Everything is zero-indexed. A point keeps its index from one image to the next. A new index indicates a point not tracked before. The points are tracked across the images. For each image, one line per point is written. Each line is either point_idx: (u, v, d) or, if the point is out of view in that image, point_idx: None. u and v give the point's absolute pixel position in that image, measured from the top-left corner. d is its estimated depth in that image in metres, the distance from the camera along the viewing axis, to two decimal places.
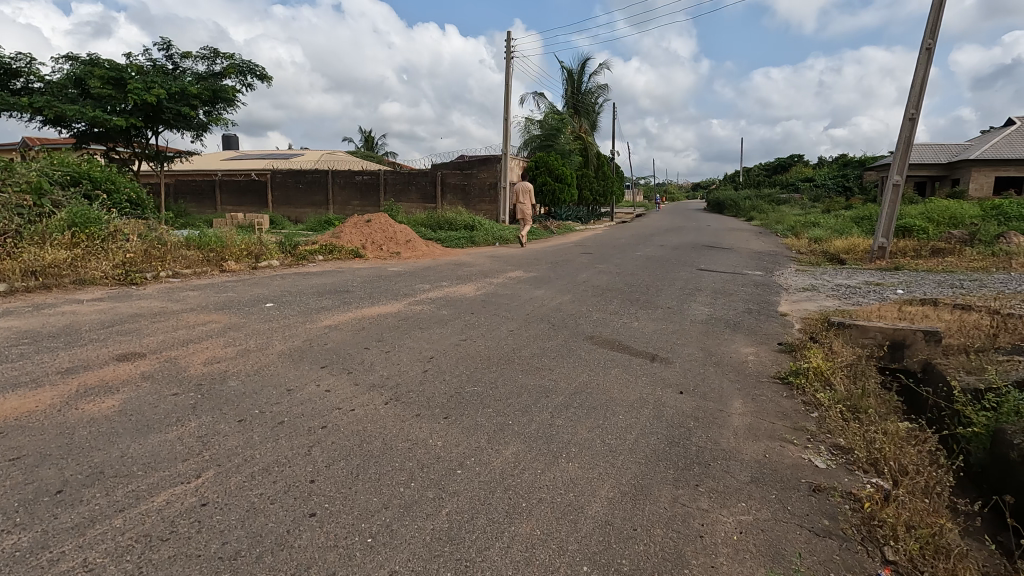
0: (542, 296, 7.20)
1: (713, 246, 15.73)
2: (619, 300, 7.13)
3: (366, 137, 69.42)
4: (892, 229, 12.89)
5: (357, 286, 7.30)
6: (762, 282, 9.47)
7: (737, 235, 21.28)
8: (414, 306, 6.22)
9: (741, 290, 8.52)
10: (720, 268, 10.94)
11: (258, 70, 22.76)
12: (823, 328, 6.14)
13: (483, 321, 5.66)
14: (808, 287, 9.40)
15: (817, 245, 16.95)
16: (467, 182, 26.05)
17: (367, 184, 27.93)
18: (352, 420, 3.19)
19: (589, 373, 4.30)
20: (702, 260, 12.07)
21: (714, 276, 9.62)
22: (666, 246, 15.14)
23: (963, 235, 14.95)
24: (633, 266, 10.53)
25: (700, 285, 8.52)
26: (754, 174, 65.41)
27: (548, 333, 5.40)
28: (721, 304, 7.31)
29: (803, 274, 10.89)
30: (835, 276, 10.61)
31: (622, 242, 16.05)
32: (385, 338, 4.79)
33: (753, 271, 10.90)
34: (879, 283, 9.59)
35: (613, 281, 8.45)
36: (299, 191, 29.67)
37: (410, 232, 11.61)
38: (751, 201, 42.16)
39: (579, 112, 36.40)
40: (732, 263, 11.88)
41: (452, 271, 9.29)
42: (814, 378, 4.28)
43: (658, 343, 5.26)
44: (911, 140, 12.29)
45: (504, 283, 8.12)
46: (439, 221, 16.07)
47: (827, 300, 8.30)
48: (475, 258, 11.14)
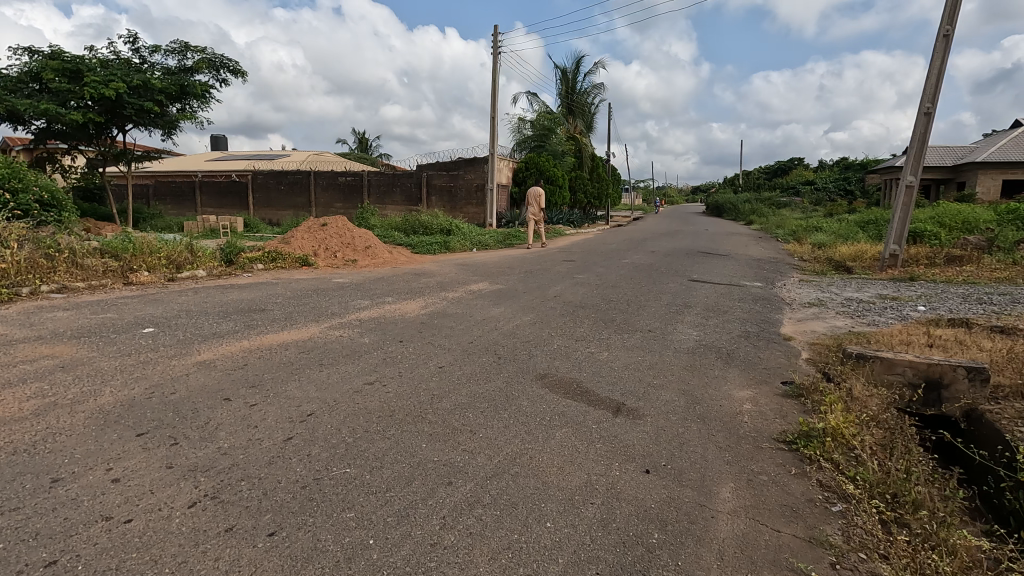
0: (500, 315, 6.06)
1: (709, 252, 14.58)
2: (591, 321, 6.00)
3: (360, 139, 68.39)
4: (905, 235, 11.74)
5: (281, 303, 6.16)
6: (762, 296, 8.32)
7: (736, 240, 20.18)
8: (335, 330, 5.09)
9: (739, 306, 7.38)
10: (715, 278, 9.81)
11: (231, 64, 21.57)
12: (837, 360, 4.98)
13: (410, 352, 4.52)
14: (815, 301, 8.27)
15: (821, 251, 15.81)
16: (454, 183, 24.93)
17: (351, 186, 26.85)
18: (113, 546, 2.02)
19: (523, 438, 3.14)
20: (695, 269, 10.95)
21: (707, 288, 8.50)
22: (658, 252, 13.99)
23: (980, 241, 13.84)
24: (617, 276, 9.39)
25: (689, 300, 7.38)
26: (754, 177, 64.33)
27: (489, 371, 4.25)
28: (713, 325, 6.18)
29: (808, 285, 9.75)
30: (843, 287, 9.49)
31: (611, 247, 14.91)
32: (263, 382, 3.64)
33: (752, 282, 9.75)
34: (895, 297, 8.48)
35: (590, 296, 7.32)
36: (280, 193, 28.55)
37: (370, 237, 10.47)
38: (751, 204, 41.04)
39: (574, 112, 35.30)
40: (729, 272, 10.75)
41: (408, 281, 8.15)
42: (833, 445, 3.11)
43: (628, 384, 4.12)
44: (926, 138, 11.18)
45: (462, 297, 6.99)
46: (414, 225, 14.91)
47: (837, 318, 7.19)
48: (441, 267, 9.99)
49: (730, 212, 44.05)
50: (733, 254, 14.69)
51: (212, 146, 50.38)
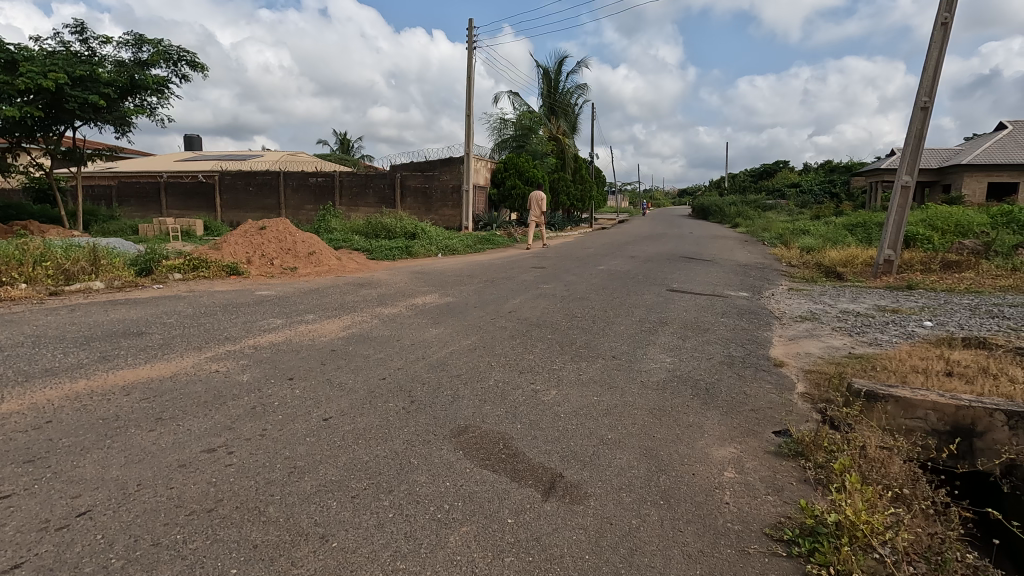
0: (438, 337, 5.05)
1: (693, 257, 13.68)
2: (545, 345, 5.00)
3: (340, 140, 66.88)
4: (900, 240, 10.91)
5: (171, 324, 5.09)
6: (748, 309, 7.39)
7: (721, 244, 19.35)
8: (216, 362, 4.04)
9: (721, 322, 6.43)
10: (696, 287, 8.89)
11: (189, 57, 20.20)
12: (841, 396, 4.03)
13: (297, 395, 3.48)
14: (807, 315, 7.34)
15: (809, 255, 15.00)
16: (429, 185, 23.87)
17: (323, 187, 25.70)
18: None
19: (399, 548, 2.11)
20: (676, 276, 10.04)
21: (688, 300, 7.55)
22: (638, 258, 13.04)
23: (977, 245, 13.07)
24: (588, 285, 8.43)
25: (665, 316, 6.44)
26: (739, 180, 64.01)
27: (394, 422, 3.22)
28: (691, 348, 5.21)
29: (798, 295, 8.87)
30: (837, 297, 8.60)
31: (590, 252, 13.96)
32: (50, 454, 2.56)
33: (737, 292, 8.83)
34: (895, 310, 7.59)
35: (551, 312, 6.34)
36: (249, 194, 27.30)
37: (315, 242, 9.39)
38: (737, 206, 40.51)
39: (557, 112, 34.37)
40: (712, 280, 9.86)
41: (345, 293, 7.09)
42: (854, 555, 2.13)
43: (572, 440, 3.12)
44: (924, 136, 10.38)
45: (401, 313, 5.98)
46: (376, 228, 13.84)
47: (834, 336, 6.26)
48: (393, 275, 8.94)
49: (715, 215, 43.41)
50: (718, 259, 13.81)
51: (186, 146, 48.78)
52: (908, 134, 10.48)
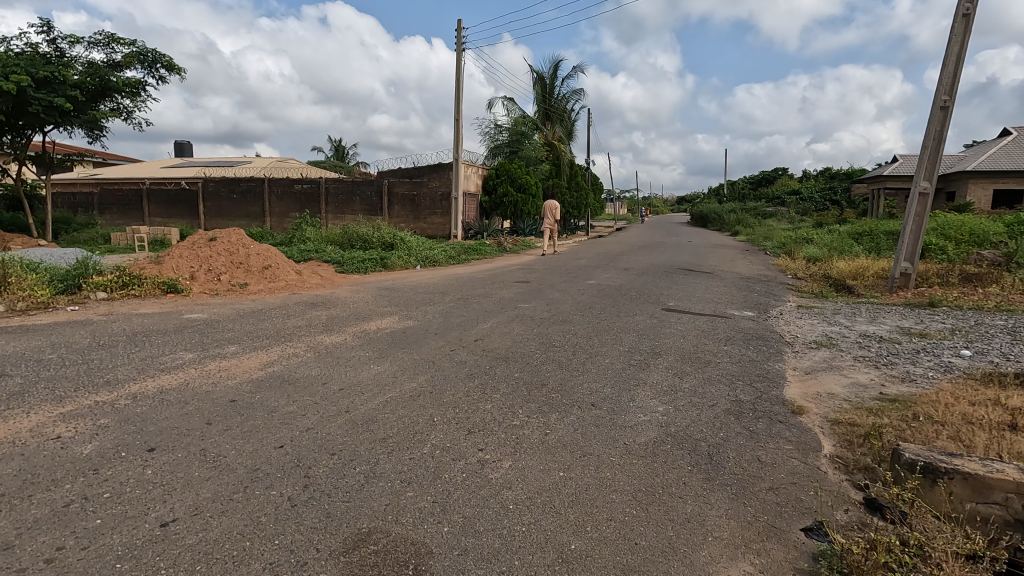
0: (377, 378, 4.09)
1: (692, 269, 12.75)
2: (509, 389, 4.05)
3: (335, 147, 66.13)
4: (918, 252, 9.99)
5: (51, 361, 4.15)
6: (754, 333, 6.47)
7: (720, 254, 18.45)
8: (68, 421, 3.08)
9: (726, 352, 5.49)
10: (696, 305, 7.96)
11: (165, 59, 19.25)
12: (887, 467, 3.07)
13: (143, 479, 2.52)
14: (823, 340, 6.41)
15: (815, 266, 14.10)
16: (417, 191, 22.99)
17: (309, 194, 24.83)
18: None
19: None
20: (674, 292, 9.11)
21: (688, 324, 6.60)
22: (633, 270, 12.12)
23: (996, 257, 12.18)
24: (575, 305, 7.49)
25: (660, 346, 5.48)
26: (738, 188, 63.31)
27: (267, 526, 2.26)
28: (690, 390, 4.26)
29: (809, 315, 7.94)
30: (853, 318, 7.67)
31: (581, 264, 13.03)
32: None
33: (741, 310, 7.92)
34: (921, 333, 6.66)
35: (526, 341, 5.39)
36: (233, 202, 26.40)
37: (271, 255, 8.48)
38: (736, 214, 39.70)
39: (552, 118, 33.55)
40: (714, 297, 8.93)
41: (290, 316, 6.15)
42: None
43: (517, 559, 2.16)
44: (943, 139, 9.49)
45: (345, 344, 5.03)
46: (352, 238, 12.93)
47: (857, 368, 5.33)
48: (356, 292, 8.01)
49: (714, 223, 42.57)
50: (719, 271, 12.89)
51: (176, 153, 47.91)
52: (926, 137, 9.59)
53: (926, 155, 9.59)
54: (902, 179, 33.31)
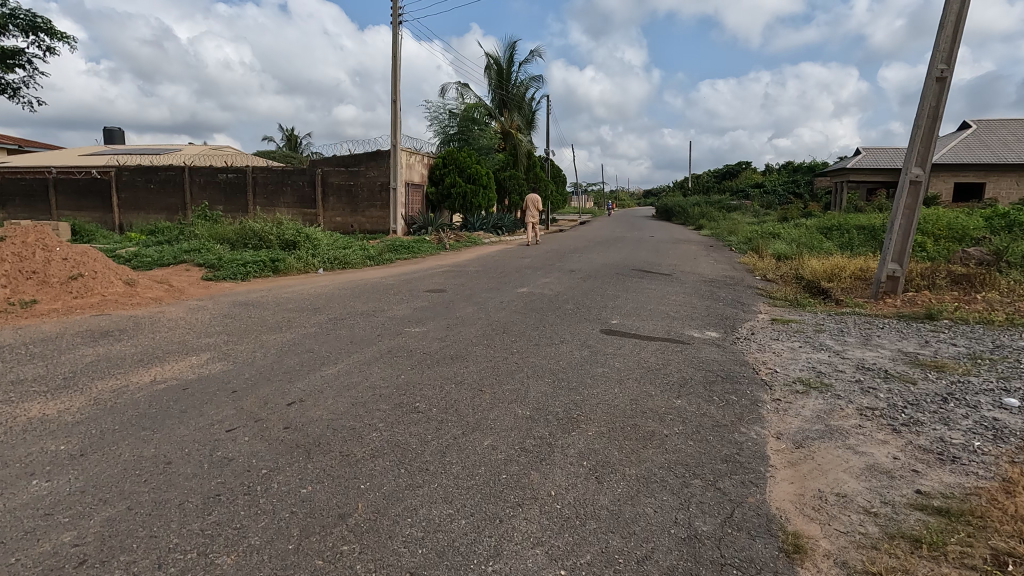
0: (4, 524, 2.10)
1: (649, 271, 11.04)
2: (264, 538, 2.12)
3: (288, 137, 62.77)
4: (908, 251, 8.47)
5: None
6: (719, 369, 4.71)
7: (682, 251, 16.89)
8: None
9: (679, 410, 3.67)
10: (648, 324, 6.21)
11: (47, 25, 16.56)
12: None
13: None
14: (811, 378, 4.67)
15: (785, 265, 12.61)
16: (354, 181, 20.76)
17: (234, 184, 22.32)
18: None
19: None
20: (623, 303, 7.35)
21: (631, 357, 4.79)
22: (579, 273, 10.36)
23: (983, 255, 10.84)
24: (487, 327, 5.61)
25: (583, 404, 3.63)
26: (703, 181, 62.68)
27: None
28: (610, 518, 2.40)
29: (785, 334, 6.25)
30: (841, 339, 6.01)
31: (523, 265, 11.19)
32: None
33: (701, 329, 6.20)
34: (933, 364, 5.03)
35: (375, 401, 3.47)
36: (150, 193, 23.61)
37: (85, 263, 6.41)
38: (701, 207, 38.67)
39: (509, 106, 31.53)
40: (670, 309, 7.22)
41: (36, 357, 4.09)
42: None
43: None
44: (939, 116, 7.96)
45: (55, 420, 3.02)
46: (247, 235, 10.78)
47: (868, 434, 3.59)
48: (194, 312, 5.95)
49: (679, 216, 41.54)
50: (680, 272, 11.23)
51: (105, 140, 44.01)
52: (919, 114, 8.05)
53: (917, 137, 8.06)
54: (865, 171, 32.64)
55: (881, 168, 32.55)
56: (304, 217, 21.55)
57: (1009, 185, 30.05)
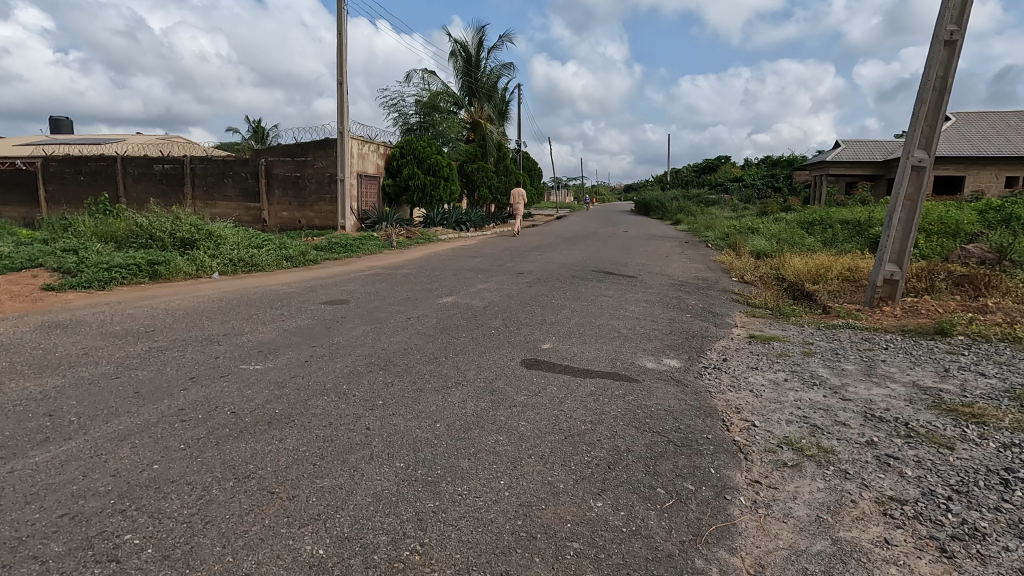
0: None
1: (611, 273, 9.62)
2: None
3: (254, 128, 60.14)
4: (909, 250, 7.14)
5: None
6: (670, 427, 3.27)
7: (653, 248, 15.51)
8: None
9: (593, 530, 2.20)
10: (590, 349, 4.76)
11: None
12: None
13: None
14: (803, 441, 3.25)
15: (765, 264, 11.31)
16: (301, 172, 19.05)
17: (171, 176, 20.42)
18: None
19: None
20: (566, 317, 5.91)
21: (546, 410, 3.32)
22: (528, 275, 8.89)
23: (984, 253, 9.61)
24: (363, 360, 4.09)
25: (429, 525, 2.14)
26: (682, 175, 61.68)
27: None
28: None
29: (766, 361, 4.84)
30: (836, 369, 4.62)
31: (465, 266, 9.69)
32: None
33: (656, 354, 4.76)
34: (967, 411, 3.64)
35: (42, 537, 1.93)
36: (80, 185, 21.55)
37: None
38: (678, 201, 37.73)
39: (478, 94, 29.88)
40: (625, 324, 5.78)
41: None
42: None
43: None
44: (947, 88, 6.65)
45: None
46: (136, 232, 9.10)
47: (905, 567, 2.16)
48: None
49: (656, 211, 40.36)
50: (647, 274, 9.83)
51: (52, 131, 41.21)
52: (924, 86, 6.72)
53: (922, 114, 6.73)
54: (844, 164, 31.75)
55: (861, 161, 31.65)
56: (249, 212, 19.77)
57: (989, 179, 29.35)
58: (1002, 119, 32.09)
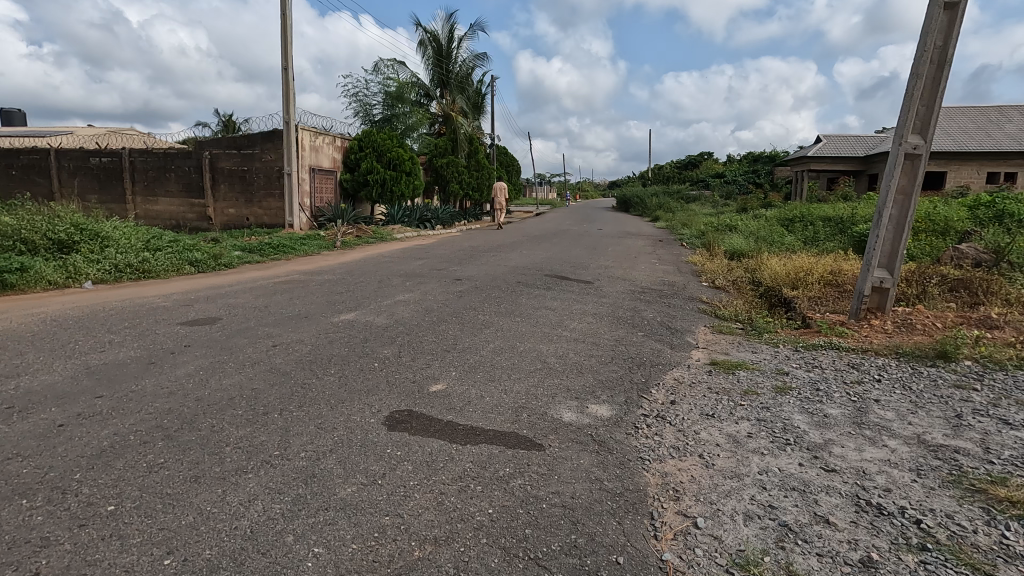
0: None
1: (565, 278, 8.47)
2: None
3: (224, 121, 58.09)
4: (900, 254, 6.08)
5: None
6: (563, 544, 2.09)
7: (623, 247, 14.43)
8: None
9: None
10: (494, 391, 3.58)
11: None
12: None
13: None
14: (768, 565, 2.10)
15: (739, 267, 10.25)
16: (248, 166, 17.64)
17: (109, 170, 18.84)
18: None
19: None
20: (484, 340, 4.72)
21: (370, 518, 2.13)
22: (466, 281, 7.70)
23: (979, 253, 8.63)
24: (151, 421, 2.86)
25: None
26: (663, 171, 60.96)
27: None
28: None
29: (726, 404, 3.70)
30: (818, 417, 3.51)
31: (399, 271, 8.46)
32: None
33: (581, 397, 3.60)
34: (1002, 494, 2.53)
35: None
36: (10, 180, 19.83)
37: None
38: (658, 198, 36.79)
39: (448, 86, 28.54)
40: (556, 349, 4.61)
41: None
42: None
43: None
44: (946, 61, 5.59)
45: None
46: None
47: None
48: None
49: (637, 207, 39.43)
50: (606, 279, 8.69)
51: (3, 123, 38.94)
52: (918, 58, 5.64)
53: (917, 92, 5.66)
54: (825, 159, 30.98)
55: (842, 156, 30.88)
56: (193, 209, 18.31)
57: (970, 174, 28.76)
58: (983, 113, 31.53)
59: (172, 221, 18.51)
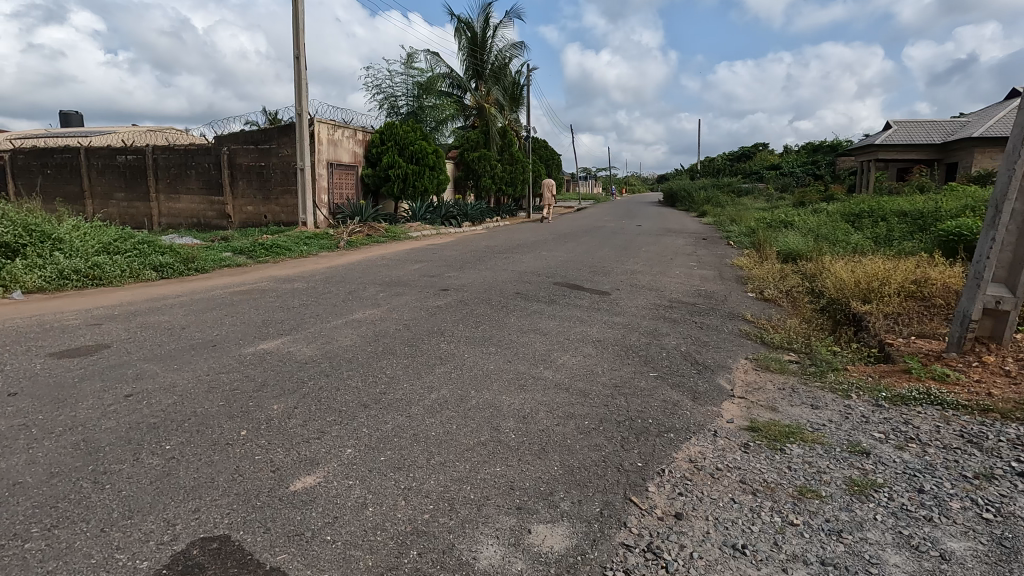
0: None
1: (579, 287, 7.07)
2: None
3: None
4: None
5: None
6: None
7: (660, 247, 12.83)
8: None
9: None
10: (389, 495, 2.27)
11: None
12: None
13: None
14: None
15: (795, 273, 8.52)
16: (265, 161, 17.00)
17: (134, 168, 18.64)
18: None
19: None
20: (426, 388, 3.41)
21: None
22: (453, 291, 6.43)
23: None
24: None
25: None
26: (714, 164, 57.83)
27: None
28: None
29: (768, 523, 2.27)
30: (934, 567, 2.02)
31: (382, 278, 7.27)
32: None
33: (525, 506, 2.25)
34: None
35: None
36: (46, 180, 19.98)
37: None
38: (707, 192, 34.46)
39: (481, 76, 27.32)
40: (521, 405, 3.24)
41: None
42: None
43: None
44: None
45: None
46: None
47: None
48: None
49: (684, 201, 37.18)
50: (628, 289, 7.20)
51: (62, 125, 40.42)
52: None
53: None
54: (896, 148, 27.89)
55: (915, 144, 27.69)
56: (212, 207, 17.85)
57: None
58: None
59: (194, 220, 18.13)
